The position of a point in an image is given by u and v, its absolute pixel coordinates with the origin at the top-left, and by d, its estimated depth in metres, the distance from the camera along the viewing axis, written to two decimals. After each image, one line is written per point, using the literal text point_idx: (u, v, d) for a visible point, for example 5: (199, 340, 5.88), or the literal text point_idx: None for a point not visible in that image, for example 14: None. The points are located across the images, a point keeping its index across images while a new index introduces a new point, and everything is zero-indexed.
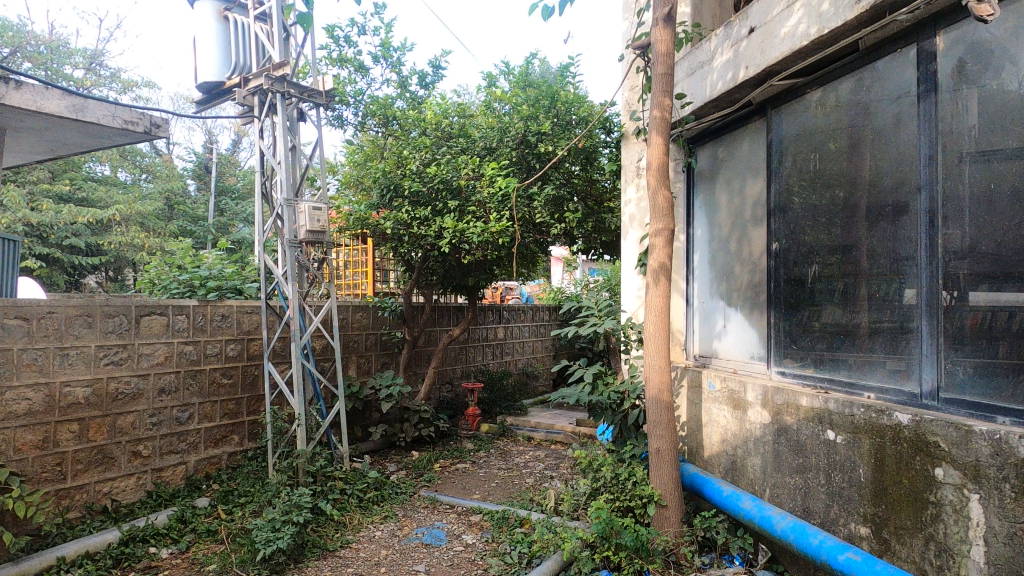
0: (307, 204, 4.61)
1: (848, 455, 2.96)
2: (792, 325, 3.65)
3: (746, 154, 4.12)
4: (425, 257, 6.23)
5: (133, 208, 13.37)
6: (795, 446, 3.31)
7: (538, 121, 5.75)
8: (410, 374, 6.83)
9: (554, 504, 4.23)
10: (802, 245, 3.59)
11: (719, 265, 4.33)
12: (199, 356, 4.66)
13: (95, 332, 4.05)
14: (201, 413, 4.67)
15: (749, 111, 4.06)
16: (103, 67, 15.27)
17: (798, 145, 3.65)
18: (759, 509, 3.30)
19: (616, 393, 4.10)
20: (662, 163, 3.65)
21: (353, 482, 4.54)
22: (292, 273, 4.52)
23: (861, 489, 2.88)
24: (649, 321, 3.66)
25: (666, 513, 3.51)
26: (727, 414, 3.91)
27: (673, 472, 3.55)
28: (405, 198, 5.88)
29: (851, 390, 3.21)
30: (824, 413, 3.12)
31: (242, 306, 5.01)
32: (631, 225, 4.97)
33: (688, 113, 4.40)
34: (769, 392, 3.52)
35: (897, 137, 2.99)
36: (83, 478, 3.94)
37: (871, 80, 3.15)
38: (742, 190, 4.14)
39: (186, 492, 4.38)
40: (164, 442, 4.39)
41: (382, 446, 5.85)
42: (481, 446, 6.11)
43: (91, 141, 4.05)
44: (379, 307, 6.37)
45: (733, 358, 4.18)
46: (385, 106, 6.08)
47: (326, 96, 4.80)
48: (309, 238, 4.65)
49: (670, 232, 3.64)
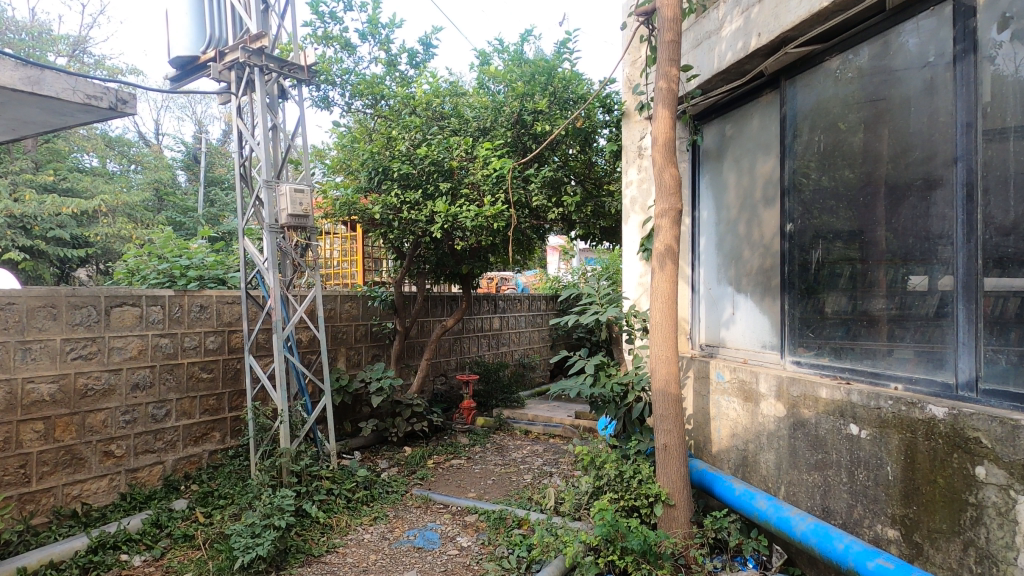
0: (288, 186, 4.30)
1: (874, 451, 2.74)
2: (808, 313, 3.41)
3: (757, 131, 3.87)
4: (416, 245, 5.95)
5: (119, 199, 13.10)
6: (813, 441, 3.08)
7: (534, 99, 5.48)
8: (403, 367, 6.58)
9: (554, 504, 4.00)
10: (819, 226, 3.34)
11: (727, 250, 4.09)
12: (176, 350, 4.40)
13: (61, 324, 3.78)
14: (179, 409, 4.41)
15: (760, 84, 3.79)
16: (88, 54, 14.93)
17: (815, 119, 3.39)
18: (775, 510, 3.06)
19: (620, 385, 3.83)
20: (668, 139, 3.39)
21: (341, 481, 4.30)
22: (273, 261, 4.21)
23: (889, 488, 2.66)
24: (654, 309, 3.41)
25: (674, 514, 3.30)
26: (738, 407, 3.67)
27: (681, 469, 3.33)
28: (394, 180, 5.57)
29: (874, 380, 2.96)
30: (846, 406, 2.90)
31: (222, 296, 4.74)
32: (633, 210, 4.73)
33: (694, 87, 4.13)
34: (784, 383, 3.29)
35: (928, 105, 2.74)
36: (49, 481, 3.69)
37: (899, 45, 2.90)
38: (752, 169, 3.89)
39: (163, 493, 4.13)
40: (138, 441, 4.13)
41: (373, 442, 5.60)
42: (477, 440, 5.87)
43: (53, 118, 3.76)
44: (368, 296, 6.13)
45: (742, 347, 3.94)
46: (372, 84, 5.83)
47: (307, 72, 4.55)
48: (292, 222, 4.36)
49: (678, 213, 3.38)
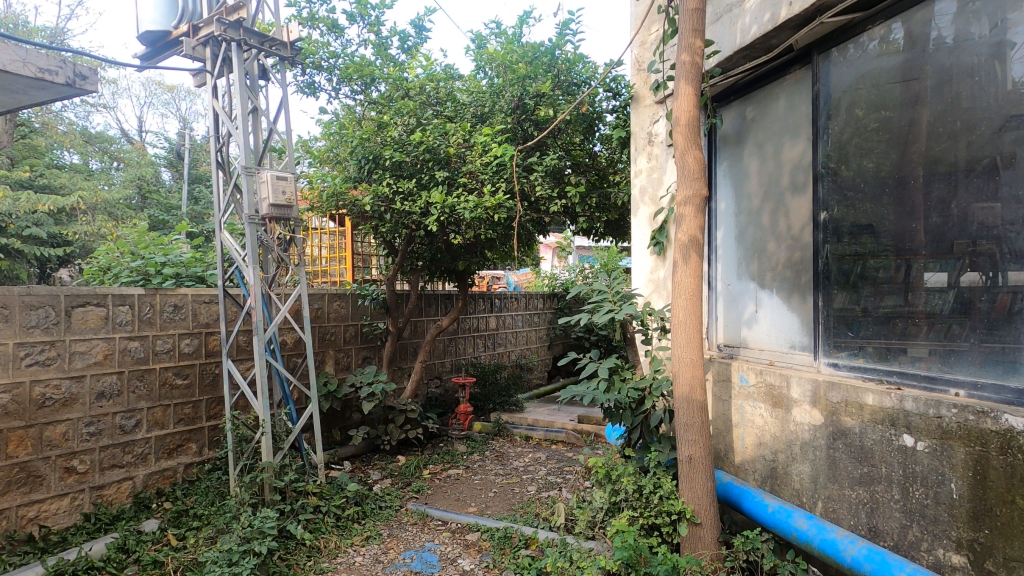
0: (270, 173, 3.91)
1: (933, 465, 2.43)
2: (845, 309, 3.09)
3: (783, 111, 3.55)
4: (409, 239, 5.60)
5: (97, 196, 12.64)
6: (857, 453, 2.77)
7: (537, 81, 5.14)
8: (395, 370, 6.21)
9: (564, 521, 3.67)
10: (860, 214, 3.03)
11: (749, 242, 3.77)
12: (147, 354, 4.01)
13: (15, 327, 3.39)
14: (151, 419, 4.02)
15: (787, 60, 3.47)
16: (64, 47, 14.39)
17: (854, 96, 3.08)
18: (817, 530, 2.75)
19: (636, 391, 3.48)
20: (692, 118, 3.06)
21: (329, 497, 3.92)
22: (253, 256, 3.81)
23: (953, 508, 2.35)
24: (677, 306, 3.08)
25: (700, 533, 2.98)
26: (765, 414, 3.35)
27: (708, 484, 3.01)
28: (386, 169, 5.20)
29: (929, 386, 2.64)
30: (897, 414, 2.59)
31: (198, 294, 4.35)
32: (642, 200, 4.41)
33: (714, 65, 3.80)
34: (820, 388, 2.97)
35: (998, 74, 2.44)
36: (1, 503, 3.30)
37: (958, 8, 2.59)
38: (778, 153, 3.57)
39: (133, 513, 3.75)
40: (104, 455, 3.75)
41: (364, 451, 5.24)
42: (475, 448, 5.52)
43: (5, 96, 3.37)
44: (358, 295, 5.76)
45: (767, 348, 3.61)
46: (361, 67, 5.43)
47: (291, 49, 4.18)
48: (274, 213, 3.96)
49: (703, 200, 3.06)
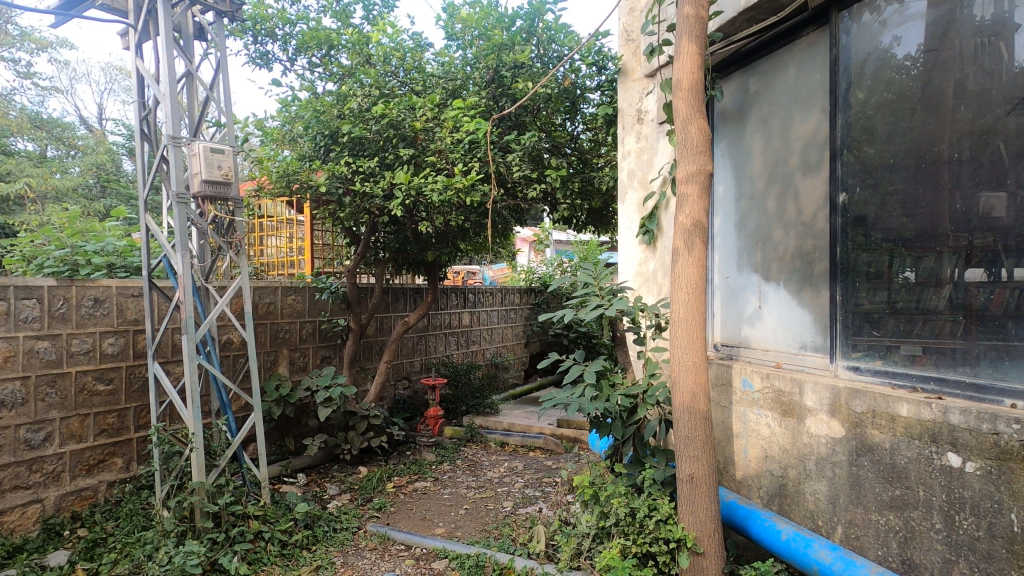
0: (203, 144, 3.38)
1: (986, 491, 2.05)
2: (869, 305, 2.68)
3: (794, 80, 3.13)
4: (372, 227, 5.12)
5: (47, 184, 11.87)
6: (886, 472, 2.38)
7: (513, 51, 4.69)
8: (357, 371, 5.71)
9: (544, 546, 3.24)
10: (889, 195, 2.61)
11: (754, 229, 3.35)
12: (59, 356, 3.50)
13: None
14: (64, 432, 3.51)
15: (800, 22, 3.04)
16: None
17: (882, 58, 2.65)
18: (845, 566, 2.35)
19: (627, 398, 3.07)
20: (696, 81, 2.64)
21: (275, 520, 3.42)
22: (182, 240, 3.26)
23: (1012, 543, 1.97)
24: (677, 301, 2.66)
25: (703, 564, 2.56)
26: (773, 424, 2.94)
27: (712, 507, 2.59)
28: (345, 147, 4.76)
29: (976, 396, 2.26)
30: (939, 428, 2.19)
31: (125, 286, 3.83)
32: (631, 184, 3.97)
33: (714, 29, 3.37)
34: (841, 395, 2.57)
35: None
36: None
37: None
38: (788, 128, 3.15)
39: (39, 543, 3.22)
40: (5, 475, 3.24)
41: (322, 461, 4.74)
42: (445, 457, 5.06)
43: None
44: (315, 287, 5.24)
45: (773, 349, 3.20)
46: (317, 33, 4.87)
47: (230, 4, 3.71)
48: (207, 191, 3.44)
49: (707, 177, 2.63)
